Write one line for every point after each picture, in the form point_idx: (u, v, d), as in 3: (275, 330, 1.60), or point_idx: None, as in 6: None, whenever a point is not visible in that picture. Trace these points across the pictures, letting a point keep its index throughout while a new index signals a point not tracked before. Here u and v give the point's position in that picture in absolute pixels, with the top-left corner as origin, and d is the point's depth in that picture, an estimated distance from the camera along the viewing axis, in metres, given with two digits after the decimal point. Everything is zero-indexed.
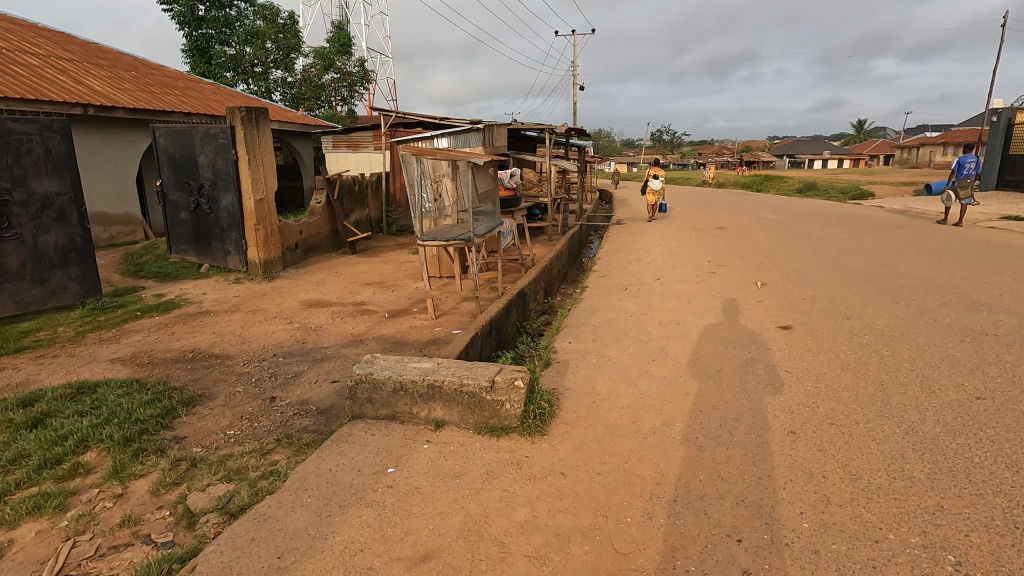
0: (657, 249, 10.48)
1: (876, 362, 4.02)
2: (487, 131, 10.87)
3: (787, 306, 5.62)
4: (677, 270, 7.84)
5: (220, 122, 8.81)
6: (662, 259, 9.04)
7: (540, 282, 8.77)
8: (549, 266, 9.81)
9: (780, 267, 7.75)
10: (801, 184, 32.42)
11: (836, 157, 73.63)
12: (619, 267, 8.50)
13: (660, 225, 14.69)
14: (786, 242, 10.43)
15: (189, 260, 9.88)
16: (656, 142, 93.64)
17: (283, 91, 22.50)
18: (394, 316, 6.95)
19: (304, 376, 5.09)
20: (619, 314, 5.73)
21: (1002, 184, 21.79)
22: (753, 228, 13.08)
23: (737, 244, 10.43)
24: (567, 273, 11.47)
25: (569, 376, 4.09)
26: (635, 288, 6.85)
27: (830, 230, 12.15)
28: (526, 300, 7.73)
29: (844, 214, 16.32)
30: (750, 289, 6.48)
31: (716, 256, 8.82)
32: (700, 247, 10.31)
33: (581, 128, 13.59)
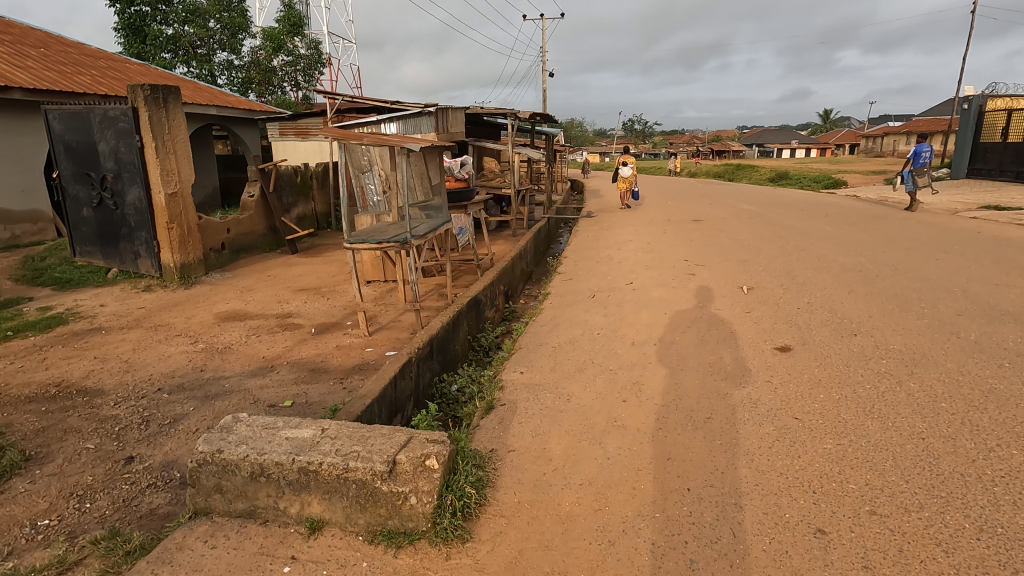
0: (629, 245, 9.57)
1: (906, 402, 3.15)
2: (441, 115, 9.75)
3: (782, 319, 4.76)
4: (651, 272, 6.92)
5: (121, 103, 7.52)
6: (635, 258, 8.13)
7: (499, 285, 7.78)
8: (512, 265, 8.81)
9: (766, 267, 6.91)
10: (773, 173, 32.01)
11: (804, 147, 74.27)
12: (587, 268, 7.55)
13: (632, 217, 13.83)
14: (766, 236, 9.64)
15: (95, 264, 8.56)
16: (628, 131, 93.17)
17: (230, 76, 20.88)
18: (322, 332, 5.87)
19: (187, 420, 4.01)
20: (585, 330, 4.77)
21: (973, 172, 21.59)
22: (729, 220, 12.30)
23: (715, 239, 9.59)
24: (532, 272, 10.49)
25: (515, 429, 3.11)
26: (604, 296, 5.92)
27: (810, 222, 11.44)
28: (481, 309, 6.74)
29: (822, 204, 15.72)
30: (735, 296, 5.60)
31: (694, 255, 7.96)
32: (675, 242, 9.45)
33: (547, 114, 12.57)
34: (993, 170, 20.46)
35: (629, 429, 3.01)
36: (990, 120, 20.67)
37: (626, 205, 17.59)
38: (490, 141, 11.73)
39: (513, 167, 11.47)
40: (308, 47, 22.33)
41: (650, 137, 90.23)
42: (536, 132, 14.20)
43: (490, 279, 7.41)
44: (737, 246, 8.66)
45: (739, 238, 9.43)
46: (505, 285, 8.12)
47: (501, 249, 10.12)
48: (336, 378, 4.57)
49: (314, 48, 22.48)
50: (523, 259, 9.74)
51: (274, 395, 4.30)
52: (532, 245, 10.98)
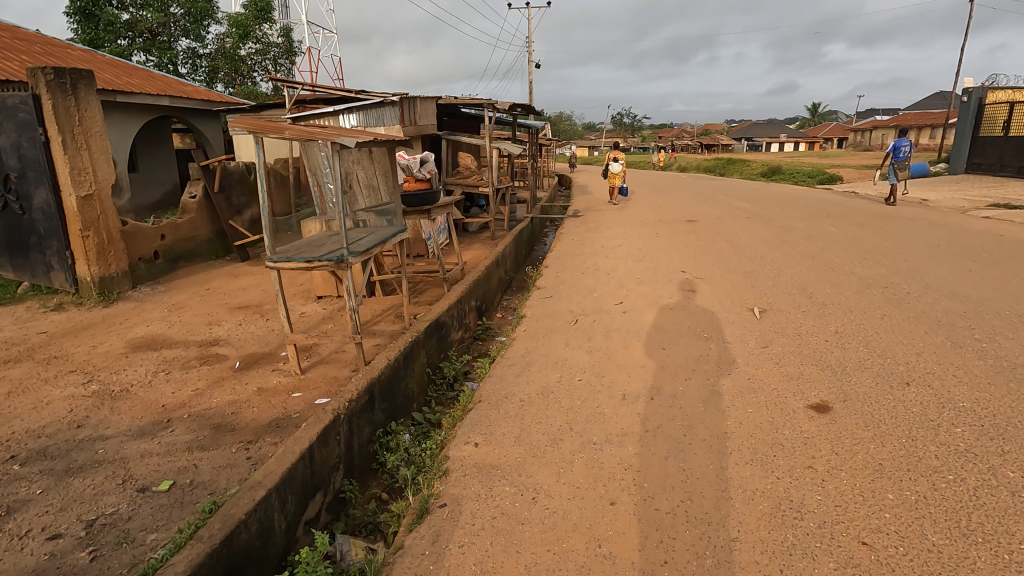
0: (619, 248, 8.60)
1: (1014, 509, 2.21)
2: (407, 105, 8.65)
3: (809, 358, 3.80)
4: (643, 287, 5.94)
5: (21, 90, 6.39)
6: (624, 267, 7.15)
7: (470, 299, 6.79)
8: (487, 273, 7.84)
9: (776, 281, 5.97)
10: (764, 167, 31.20)
11: (793, 140, 73.77)
12: (569, 280, 6.56)
13: (621, 216, 12.87)
14: (769, 240, 8.71)
15: (4, 277, 7.39)
16: (616, 125, 92.20)
17: (194, 65, 19.53)
18: (248, 368, 4.82)
19: (24, 513, 2.96)
20: (563, 374, 3.78)
21: (971, 167, 20.90)
22: (725, 220, 11.39)
23: (713, 243, 8.65)
24: (512, 279, 9.51)
25: (453, 561, 2.12)
26: (589, 320, 4.93)
27: (814, 222, 10.53)
28: (445, 331, 5.76)
29: (821, 201, 14.88)
30: (747, 322, 4.64)
31: (692, 264, 7.00)
32: (669, 247, 8.50)
33: (528, 105, 11.51)
34: (993, 165, 19.73)
35: (622, 564, 2.03)
36: (990, 113, 19.89)
37: (615, 203, 16.60)
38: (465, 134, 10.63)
39: (491, 163, 10.40)
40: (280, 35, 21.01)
41: (639, 130, 89.39)
42: (516, 124, 13.08)
43: (457, 294, 6.41)
44: (739, 251, 7.72)
45: (740, 243, 8.48)
46: (477, 298, 7.15)
47: (476, 255, 9.10)
48: (244, 442, 3.54)
49: (286, 36, 21.16)
50: (500, 266, 8.74)
51: (154, 469, 3.27)
52: (512, 249, 9.97)
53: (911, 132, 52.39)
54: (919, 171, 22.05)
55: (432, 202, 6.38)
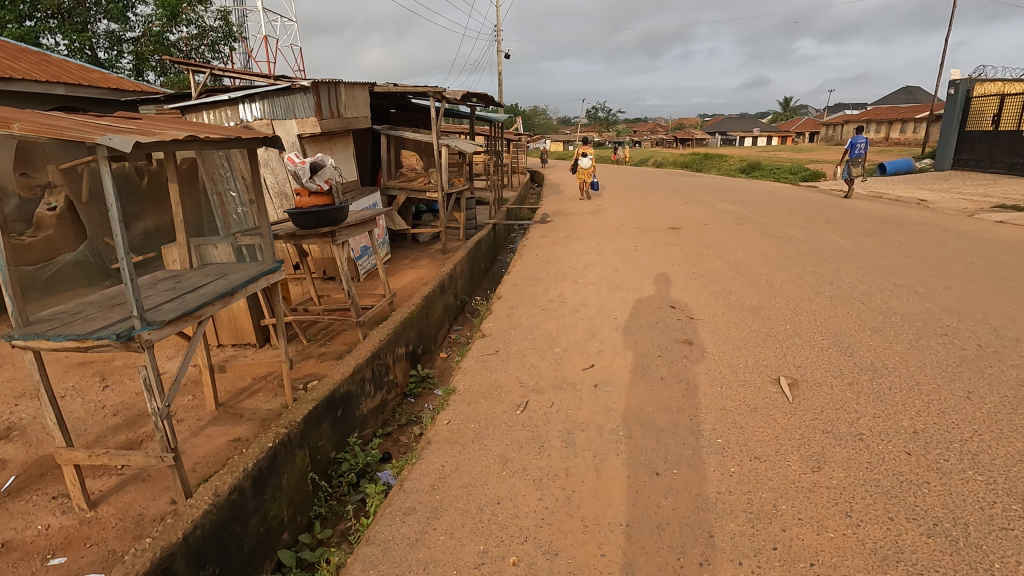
0: (590, 267, 7.08)
1: None
2: (328, 92, 6.90)
3: (898, 505, 2.29)
4: (622, 336, 4.41)
5: None
6: (597, 298, 5.62)
7: (397, 345, 5.21)
8: (427, 303, 6.25)
9: (796, 325, 4.50)
10: (741, 163, 30.18)
11: (766, 135, 73.59)
12: (526, 321, 4.99)
13: (596, 222, 11.38)
14: (769, 255, 7.28)
15: None
16: (591, 119, 91.08)
17: (117, 50, 17.34)
18: (19, 491, 3.12)
19: None
20: (491, 546, 2.20)
21: (957, 164, 20.03)
22: (713, 227, 9.99)
23: (704, 260, 7.19)
24: (464, 305, 7.91)
25: None
26: (546, 403, 3.35)
27: (813, 230, 9.17)
28: (352, 402, 4.18)
29: (813, 202, 13.62)
30: (776, 409, 3.12)
31: (683, 296, 5.51)
32: (651, 267, 7.01)
33: (486, 95, 9.86)
34: (981, 162, 18.87)
35: None
36: (977, 107, 19.03)
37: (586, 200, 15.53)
38: (409, 129, 8.95)
39: (439, 164, 8.75)
40: (217, 18, 18.89)
41: (613, 125, 88.48)
42: (473, 116, 11.43)
43: (377, 342, 4.82)
44: (737, 275, 6.28)
45: (736, 260, 7.05)
46: (410, 340, 5.57)
47: (419, 277, 7.50)
48: None
49: (224, 19, 19.04)
50: (447, 291, 7.18)
51: None
52: (466, 266, 8.39)
53: (883, 126, 52.33)
54: (904, 167, 21.13)
55: (336, 222, 4.67)
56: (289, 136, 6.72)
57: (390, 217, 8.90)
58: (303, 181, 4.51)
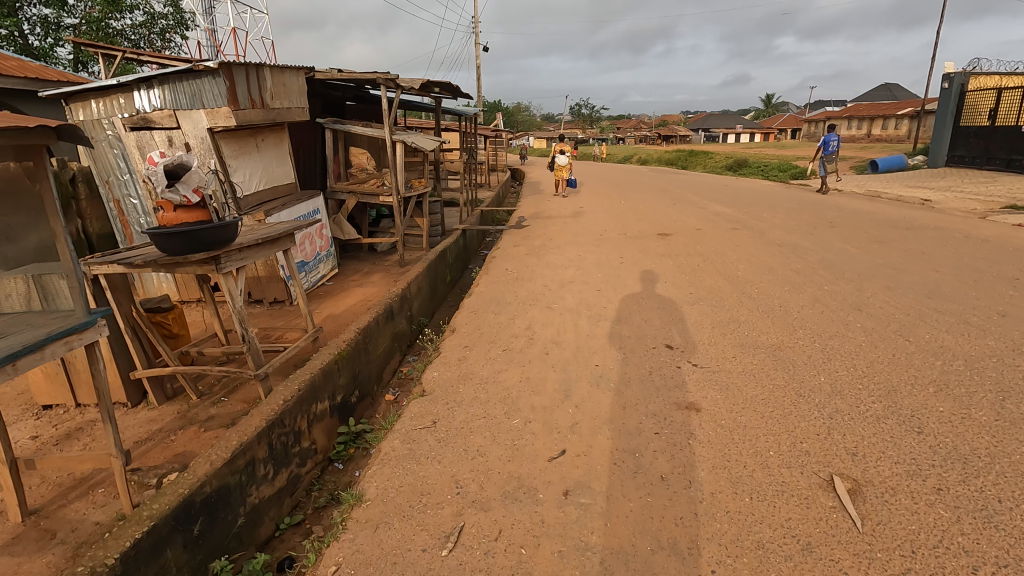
0: (567, 286, 5.95)
1: None
2: (247, 77, 5.63)
3: None
4: (604, 397, 3.30)
5: None
6: (573, 331, 4.50)
7: (316, 399, 4.02)
8: (366, 335, 5.06)
9: (831, 377, 3.43)
10: (728, 160, 29.34)
11: (749, 132, 73.29)
12: (481, 369, 3.85)
13: (577, 227, 10.28)
14: (775, 270, 6.24)
15: None
16: (574, 115, 90.16)
17: (52, 37, 15.75)
18: None
19: None
20: None
21: (951, 160, 19.31)
22: (706, 232, 8.96)
23: (700, 276, 6.11)
24: (421, 331, 6.74)
25: None
26: (490, 533, 2.22)
27: (819, 236, 8.17)
28: (230, 497, 2.98)
29: (809, 203, 12.68)
30: (842, 548, 2.02)
31: (680, 329, 4.42)
32: (639, 284, 5.91)
33: (450, 85, 8.69)
34: (976, 158, 18.14)
35: None
36: (972, 101, 18.31)
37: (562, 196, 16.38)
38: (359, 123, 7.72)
39: (394, 163, 7.54)
40: (166, 3, 17.39)
41: (597, 122, 87.66)
42: (440, 106, 10.18)
43: (282, 401, 3.62)
44: (742, 298, 5.21)
45: (738, 277, 5.99)
46: (337, 388, 4.39)
47: (365, 299, 6.32)
48: None
49: (175, 4, 17.53)
50: (397, 315, 6.01)
51: None
52: (424, 283, 7.22)
53: (866, 122, 52.11)
54: (896, 164, 20.36)
55: (221, 244, 3.44)
56: (197, 130, 5.48)
57: (339, 224, 7.69)
58: (158, 195, 3.26)
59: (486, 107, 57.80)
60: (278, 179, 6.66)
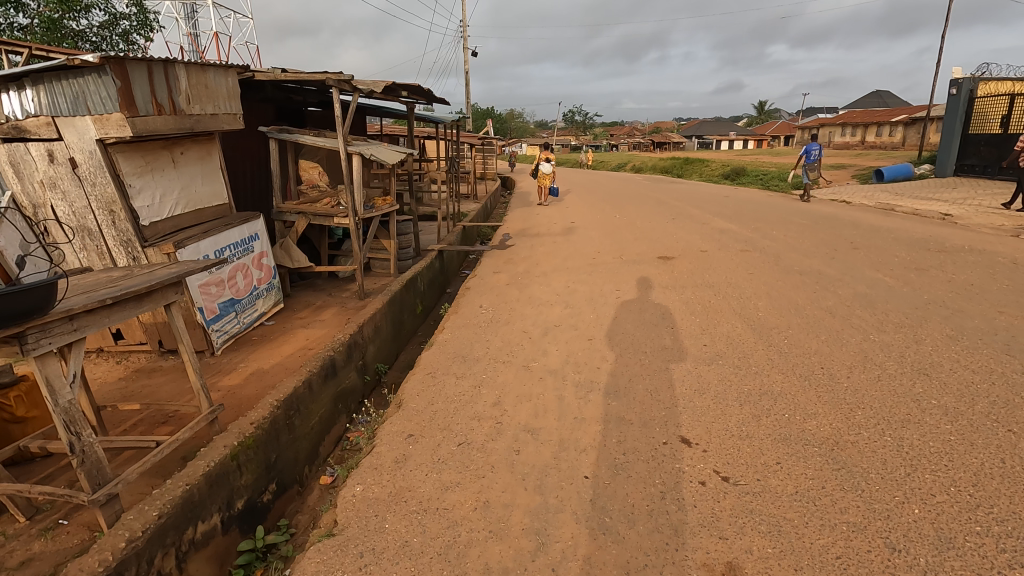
0: (551, 333, 4.82)
1: None
2: (148, 76, 4.50)
3: None
4: (596, 552, 2.18)
5: None
6: (555, 411, 3.38)
7: (195, 518, 2.87)
8: (290, 407, 3.92)
9: (928, 510, 2.33)
10: (725, 168, 28.44)
11: (743, 138, 72.77)
12: (423, 483, 2.72)
13: (567, 247, 9.19)
14: (804, 310, 5.16)
15: None
16: (567, 122, 89.49)
17: None
18: None
19: None
20: None
21: (961, 169, 18.42)
22: (713, 255, 7.89)
23: (713, 319, 5.02)
24: (376, 382, 5.61)
25: None
26: None
27: (843, 261, 7.13)
28: None
29: (820, 217, 11.66)
30: None
31: (697, 409, 3.32)
32: (640, 329, 4.81)
33: (420, 89, 7.58)
34: (988, 167, 17.24)
35: None
36: (982, 108, 17.45)
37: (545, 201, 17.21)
38: (311, 133, 6.59)
39: (351, 180, 6.42)
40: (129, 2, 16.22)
41: (590, 129, 87.02)
42: (413, 112, 9.06)
43: (128, 540, 2.48)
44: (771, 355, 4.12)
45: (761, 320, 4.91)
46: (236, 491, 3.23)
47: (306, 348, 5.17)
48: None
49: (139, 4, 16.37)
50: (343, 368, 4.88)
51: None
52: (384, 321, 6.08)
53: (861, 129, 51.54)
54: (903, 173, 19.47)
55: (28, 318, 2.31)
56: (84, 142, 4.36)
57: (286, 250, 6.60)
58: None
59: (478, 113, 56.84)
60: (204, 200, 5.53)
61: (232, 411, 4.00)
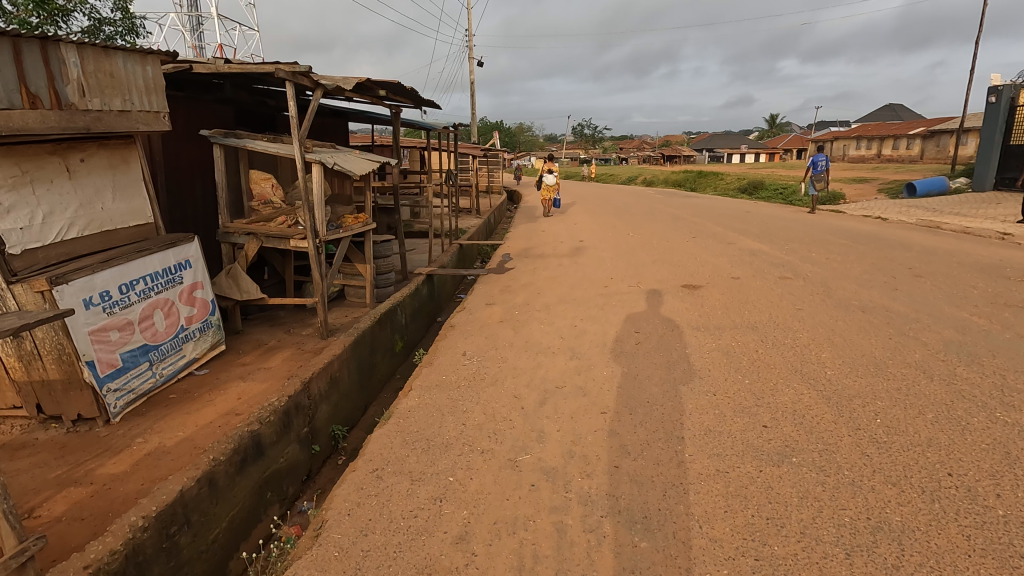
0: (552, 399, 3.60)
1: None
2: (15, 58, 3.39)
3: None
4: None
5: None
6: (550, 560, 2.16)
7: None
8: (170, 521, 2.70)
9: None
10: (741, 181, 27.16)
11: (755, 152, 71.50)
12: None
13: (574, 270, 7.98)
14: (886, 368, 3.90)
15: None
16: (576, 135, 88.73)
17: None
18: None
19: None
20: None
21: (1002, 183, 17.02)
22: (747, 283, 6.65)
23: (768, 380, 3.77)
24: (327, 452, 4.40)
25: None
26: None
27: (910, 294, 5.86)
28: None
29: (861, 235, 10.36)
30: None
31: (778, 563, 2.08)
32: (672, 395, 3.56)
33: (402, 87, 6.39)
34: None
35: None
36: None
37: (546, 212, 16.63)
38: (265, 137, 5.46)
39: (309, 195, 5.26)
40: (114, 6, 15.29)
41: (599, 142, 86.17)
42: (398, 117, 7.98)
43: None
44: (866, 446, 2.87)
45: (833, 383, 3.67)
46: None
47: (232, 412, 3.98)
48: None
49: (124, 8, 15.43)
50: (274, 445, 3.67)
51: None
52: (345, 369, 4.88)
53: (879, 142, 50.09)
54: (937, 186, 18.11)
55: None
56: None
57: (233, 279, 5.48)
58: None
59: (486, 126, 56.04)
60: (116, 221, 4.39)
61: (92, 524, 2.80)
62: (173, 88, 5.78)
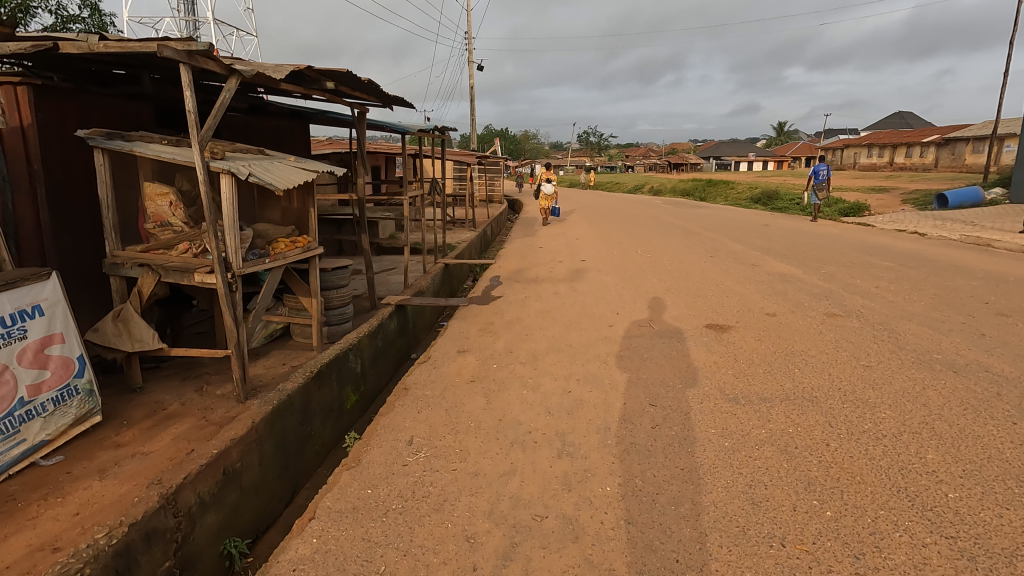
0: (525, 551, 2.29)
1: None
2: None
3: None
4: None
5: None
6: None
7: None
8: None
9: None
10: (754, 191, 25.80)
11: (764, 160, 70.12)
12: None
13: (572, 300, 6.67)
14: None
15: None
16: (582, 143, 87.64)
17: None
18: None
19: None
20: None
21: None
22: (786, 324, 5.33)
23: (861, 512, 2.44)
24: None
25: None
26: None
27: (1005, 345, 4.52)
28: None
29: (905, 256, 9.00)
30: None
31: None
32: (716, 548, 2.24)
33: (357, 79, 5.12)
34: None
35: None
36: None
37: (545, 224, 15.36)
38: (165, 140, 4.18)
39: (217, 214, 3.97)
40: (82, 3, 14.12)
41: (604, 150, 85.03)
42: (363, 117, 6.72)
43: None
44: None
45: (967, 523, 2.34)
46: None
47: (53, 544, 2.67)
48: None
49: (93, 5, 14.25)
50: None
51: None
52: (254, 455, 3.58)
53: (893, 151, 48.62)
54: (971, 198, 16.71)
55: None
56: None
57: (122, 324, 4.20)
58: None
59: (489, 134, 54.95)
60: None
61: None
62: (57, 77, 4.53)
